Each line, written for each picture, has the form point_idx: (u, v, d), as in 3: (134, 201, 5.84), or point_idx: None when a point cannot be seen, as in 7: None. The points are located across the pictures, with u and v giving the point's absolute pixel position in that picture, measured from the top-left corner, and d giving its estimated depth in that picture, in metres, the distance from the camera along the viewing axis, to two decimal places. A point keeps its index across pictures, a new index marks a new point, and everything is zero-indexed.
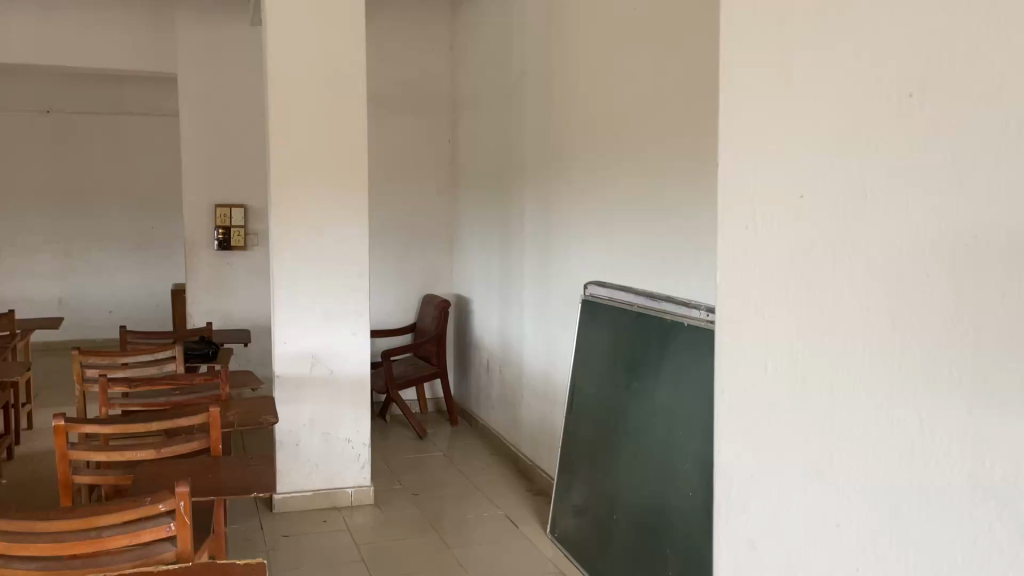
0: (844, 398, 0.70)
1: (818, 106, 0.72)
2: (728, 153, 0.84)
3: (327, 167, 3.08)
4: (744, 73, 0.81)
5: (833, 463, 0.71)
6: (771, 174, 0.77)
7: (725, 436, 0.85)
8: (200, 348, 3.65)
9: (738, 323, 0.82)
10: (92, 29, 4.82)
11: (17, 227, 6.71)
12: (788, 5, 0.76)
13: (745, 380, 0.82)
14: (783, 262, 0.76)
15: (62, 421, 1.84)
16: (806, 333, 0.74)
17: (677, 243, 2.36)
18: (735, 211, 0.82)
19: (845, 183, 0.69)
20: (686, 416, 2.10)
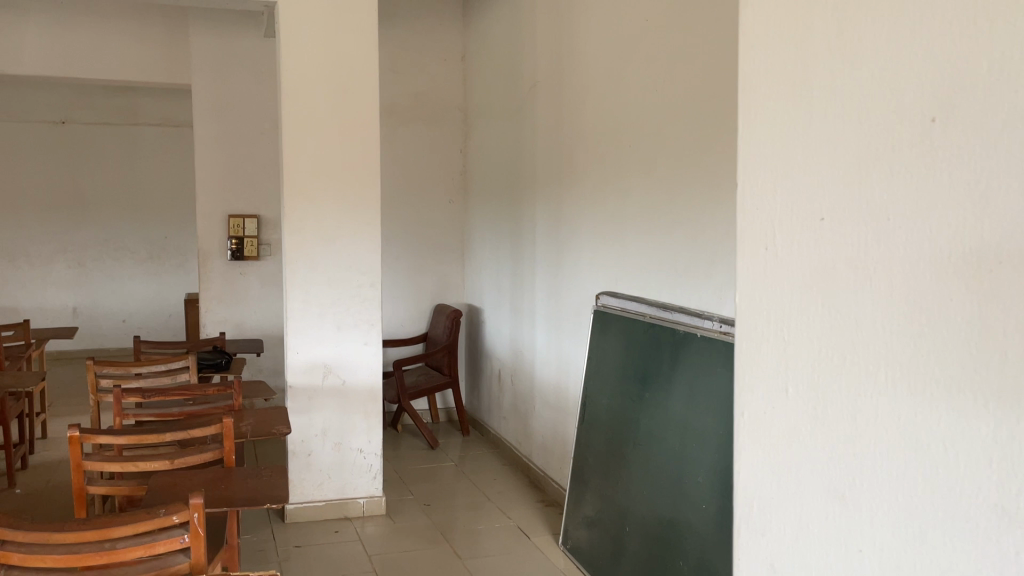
0: (866, 421, 0.70)
1: (837, 129, 0.73)
2: (746, 174, 0.84)
3: (340, 178, 3.09)
4: (762, 93, 0.82)
5: (855, 485, 0.72)
6: (790, 194, 0.78)
7: (745, 456, 0.86)
8: (213, 358, 3.67)
9: (757, 344, 0.83)
10: (107, 40, 4.87)
11: (33, 237, 6.76)
12: (806, 28, 0.77)
13: (766, 401, 0.82)
14: (802, 284, 0.77)
15: (77, 432, 1.85)
16: (826, 356, 0.74)
17: (689, 253, 2.35)
18: (755, 232, 0.83)
19: (865, 206, 0.70)
20: (700, 428, 2.09)
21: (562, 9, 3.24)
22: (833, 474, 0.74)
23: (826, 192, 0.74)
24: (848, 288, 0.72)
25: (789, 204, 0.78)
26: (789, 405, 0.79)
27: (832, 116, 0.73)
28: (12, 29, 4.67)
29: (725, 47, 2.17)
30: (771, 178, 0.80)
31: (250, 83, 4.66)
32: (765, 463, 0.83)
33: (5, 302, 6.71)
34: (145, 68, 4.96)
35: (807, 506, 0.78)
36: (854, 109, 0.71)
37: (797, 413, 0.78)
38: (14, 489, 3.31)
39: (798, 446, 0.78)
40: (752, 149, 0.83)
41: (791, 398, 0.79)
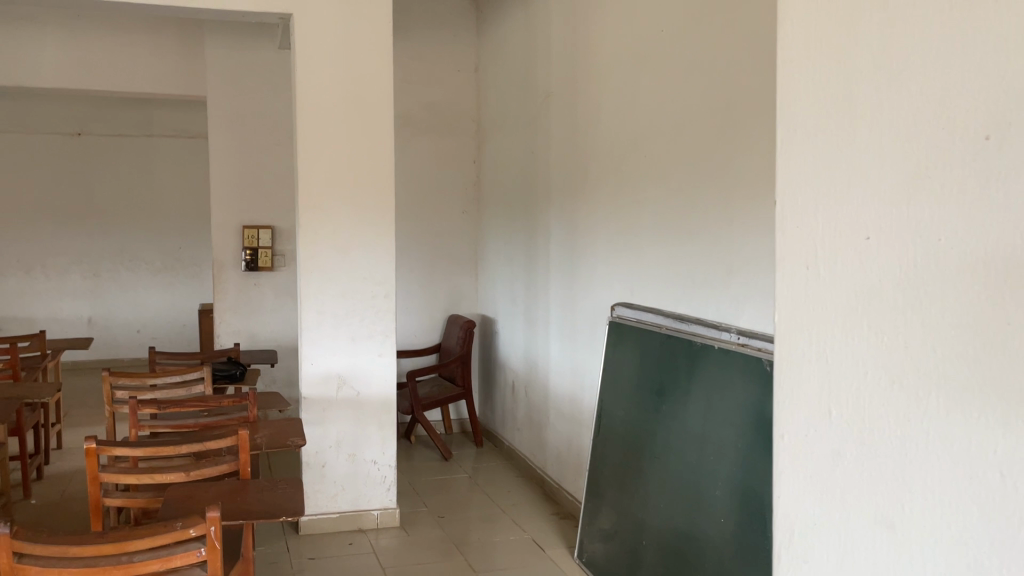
0: (917, 445, 0.70)
1: (883, 147, 0.73)
2: (786, 192, 0.84)
3: (355, 189, 3.10)
4: (802, 110, 0.81)
5: (904, 512, 0.71)
6: (833, 217, 0.78)
7: (785, 480, 0.85)
8: (228, 369, 3.67)
9: (799, 366, 0.82)
10: (123, 53, 4.91)
11: (49, 248, 6.81)
12: (849, 44, 0.76)
13: (807, 423, 0.82)
14: (846, 306, 0.76)
15: (94, 443, 1.85)
16: (873, 378, 0.74)
17: (706, 264, 2.33)
18: (795, 252, 0.82)
19: (915, 227, 0.69)
20: (717, 441, 2.07)
21: (576, 21, 3.24)
22: (880, 502, 0.73)
23: (872, 212, 0.73)
24: (896, 312, 0.71)
25: (833, 226, 0.78)
26: (832, 429, 0.79)
27: (878, 134, 0.73)
28: (30, 42, 4.72)
29: (741, 58, 2.16)
30: (814, 199, 0.80)
31: (264, 94, 4.68)
32: (807, 488, 0.82)
33: (21, 313, 6.75)
34: (160, 80, 5.00)
35: (853, 533, 0.77)
36: (901, 127, 0.71)
37: (842, 438, 0.78)
38: (29, 500, 3.31)
39: (842, 471, 0.78)
40: (791, 168, 0.83)
41: (836, 421, 0.78)
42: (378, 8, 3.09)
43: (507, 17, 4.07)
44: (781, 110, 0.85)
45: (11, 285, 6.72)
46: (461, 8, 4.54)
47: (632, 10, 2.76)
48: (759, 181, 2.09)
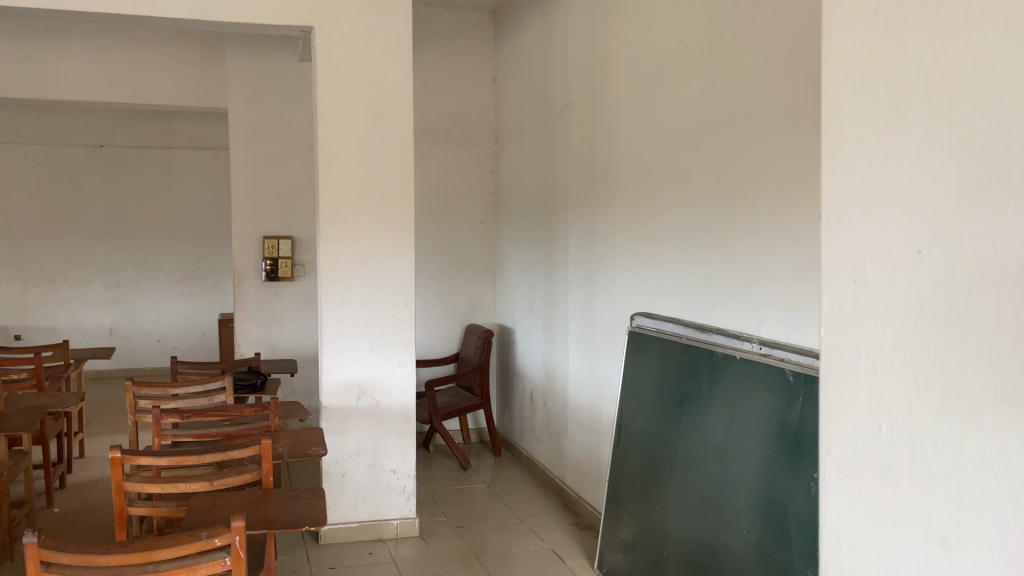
0: (972, 462, 0.70)
1: (933, 161, 0.73)
2: (830, 205, 0.84)
3: (375, 199, 3.11)
4: (846, 120, 0.81)
5: (959, 532, 0.71)
6: (881, 230, 0.78)
7: (831, 497, 0.84)
8: (249, 378, 3.69)
9: (845, 381, 0.82)
10: (145, 66, 4.96)
11: (71, 258, 6.89)
12: (897, 53, 0.76)
13: (854, 440, 0.81)
14: (896, 321, 0.76)
15: (118, 453, 1.87)
16: (925, 394, 0.73)
17: (727, 274, 2.32)
18: (840, 266, 0.82)
19: (967, 241, 0.69)
20: (740, 452, 2.06)
21: (595, 31, 3.25)
22: (933, 518, 0.73)
23: (924, 224, 0.73)
24: (949, 326, 0.71)
25: (880, 240, 0.78)
26: (882, 444, 0.78)
27: (928, 145, 0.73)
28: (55, 56, 4.78)
29: (762, 68, 2.16)
30: (860, 212, 0.80)
31: (284, 105, 4.72)
32: (854, 505, 0.82)
33: (44, 323, 6.83)
34: (181, 92, 5.05)
35: (904, 550, 0.76)
36: (952, 140, 0.71)
37: (892, 453, 0.77)
38: (53, 509, 3.34)
39: (892, 487, 0.77)
40: (836, 180, 0.83)
41: (885, 436, 0.78)
42: (398, 20, 3.11)
43: (525, 28, 4.09)
44: (824, 121, 0.85)
45: (34, 295, 6.79)
46: (479, 19, 4.56)
47: (651, 20, 2.77)
48: (781, 191, 2.08)
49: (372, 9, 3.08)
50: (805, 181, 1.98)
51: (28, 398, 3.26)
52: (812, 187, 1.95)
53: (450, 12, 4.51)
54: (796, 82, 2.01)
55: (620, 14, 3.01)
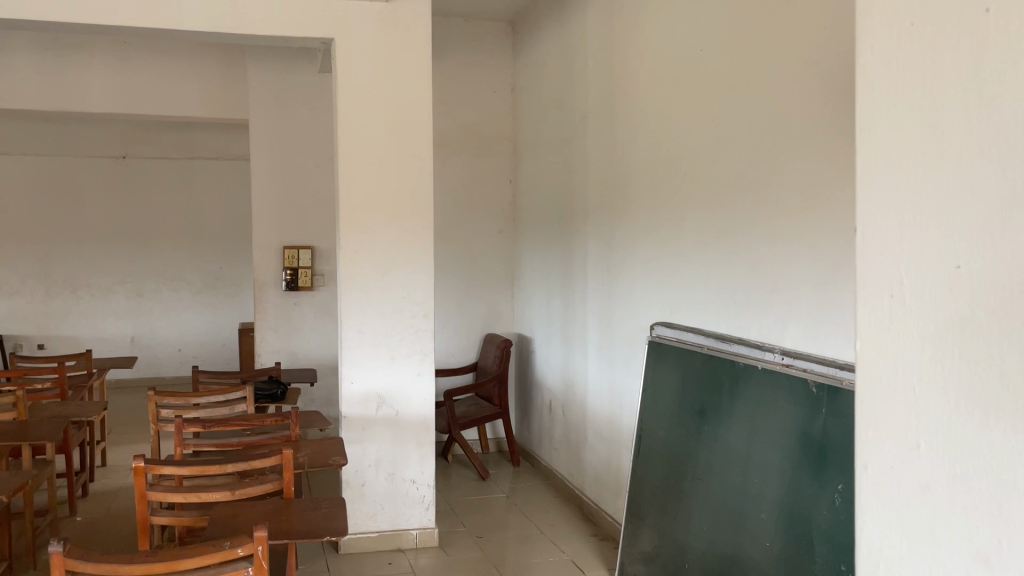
0: (1014, 477, 0.71)
1: (972, 179, 0.74)
2: (867, 220, 0.85)
3: (394, 210, 3.12)
4: (884, 137, 0.83)
5: (1001, 547, 0.72)
6: (920, 247, 0.79)
7: (869, 510, 0.86)
8: (269, 388, 3.71)
9: (884, 395, 0.84)
10: (168, 78, 5.02)
11: (94, 268, 6.96)
12: (936, 71, 0.78)
13: (893, 454, 0.83)
14: (937, 336, 0.77)
15: (142, 462, 1.88)
16: (965, 409, 0.75)
17: (749, 282, 2.31)
18: (878, 281, 0.84)
19: (1008, 258, 0.71)
20: (763, 463, 2.04)
21: (613, 41, 3.25)
22: (975, 533, 0.74)
23: (963, 241, 0.75)
24: (990, 343, 0.73)
25: (919, 257, 0.79)
26: (921, 459, 0.80)
27: (968, 163, 0.74)
28: (79, 69, 4.84)
29: (783, 76, 2.15)
30: (899, 228, 0.81)
31: (304, 116, 4.76)
32: (892, 520, 0.83)
33: (68, 332, 6.91)
34: (203, 104, 5.10)
35: (945, 564, 0.78)
36: (991, 159, 0.72)
37: (931, 468, 0.79)
38: (76, 517, 3.37)
39: (932, 501, 0.79)
40: (873, 196, 0.85)
41: (924, 450, 0.80)
42: (418, 32, 3.13)
43: (543, 38, 4.10)
44: (861, 138, 0.87)
45: (58, 305, 6.87)
46: (497, 30, 4.58)
47: (671, 30, 2.77)
48: (803, 200, 2.07)
49: (392, 20, 3.10)
50: (827, 190, 1.97)
51: (52, 407, 3.30)
52: (835, 196, 1.94)
53: (468, 22, 4.53)
54: (818, 90, 2.00)
55: (639, 23, 3.02)
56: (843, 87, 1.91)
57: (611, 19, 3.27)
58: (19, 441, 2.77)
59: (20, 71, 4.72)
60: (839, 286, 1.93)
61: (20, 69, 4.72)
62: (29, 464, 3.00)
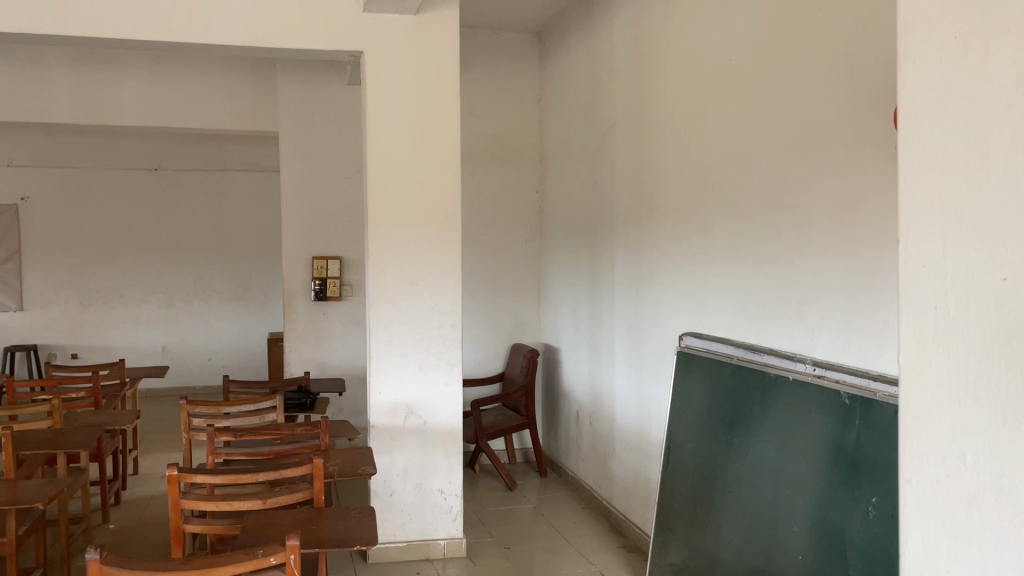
0: None
1: (1018, 191, 0.73)
2: (911, 232, 0.85)
3: (422, 221, 3.14)
4: (928, 149, 0.83)
5: None
6: (965, 259, 0.78)
7: (914, 525, 0.85)
8: (298, 397, 3.74)
9: (929, 408, 0.83)
10: (199, 91, 5.10)
11: (127, 279, 7.07)
12: (979, 83, 0.77)
13: (938, 468, 0.82)
14: (983, 348, 0.77)
15: (175, 471, 1.91)
16: (1013, 423, 0.74)
17: (779, 293, 2.29)
18: (923, 294, 0.83)
19: None
20: (795, 475, 2.01)
21: (641, 51, 3.25)
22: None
23: (1010, 254, 0.74)
24: None
25: (964, 269, 0.79)
26: (968, 475, 0.79)
27: (1014, 175, 0.74)
28: (113, 83, 4.94)
29: (813, 84, 2.13)
30: (943, 241, 0.81)
31: (333, 128, 4.81)
32: (938, 534, 0.82)
33: (101, 342, 7.02)
34: (234, 116, 5.17)
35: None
36: None
37: (979, 484, 0.78)
38: (109, 525, 3.41)
39: (980, 517, 0.77)
40: (917, 208, 0.84)
41: (971, 465, 0.78)
42: (446, 43, 3.15)
43: (570, 48, 4.11)
44: (905, 150, 0.86)
45: (91, 315, 6.99)
46: (524, 41, 4.60)
47: (698, 40, 2.77)
48: (833, 208, 2.06)
49: (419, 32, 3.13)
50: (859, 197, 1.95)
51: (86, 416, 3.35)
52: (867, 204, 1.92)
53: (495, 34, 4.55)
54: (849, 98, 1.99)
55: (666, 33, 3.02)
56: (874, 94, 1.90)
57: (638, 30, 3.27)
58: (55, 449, 2.81)
59: (57, 85, 4.83)
60: (872, 295, 1.91)
61: (56, 84, 4.83)
62: (63, 472, 3.05)
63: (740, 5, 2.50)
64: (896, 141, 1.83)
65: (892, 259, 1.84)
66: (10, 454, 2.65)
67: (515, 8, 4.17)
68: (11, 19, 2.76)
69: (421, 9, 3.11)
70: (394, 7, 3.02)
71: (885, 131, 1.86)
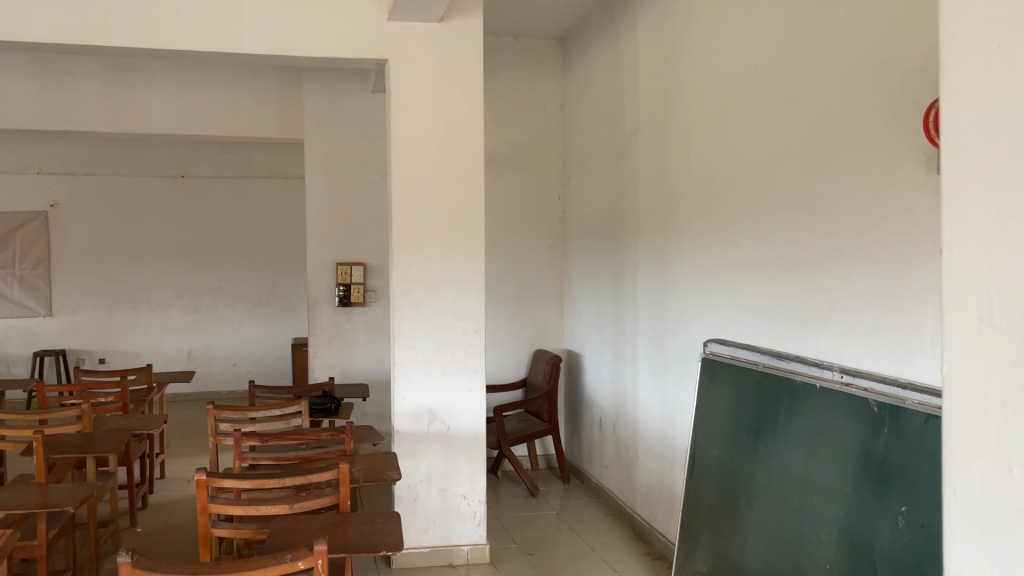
0: None
1: None
2: (954, 242, 0.84)
3: (446, 228, 3.16)
4: (971, 158, 0.82)
5: None
6: (1010, 269, 0.78)
7: (958, 538, 0.84)
8: (323, 403, 3.77)
9: (973, 419, 0.82)
10: (225, 99, 5.16)
11: (153, 285, 7.16)
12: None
13: (982, 480, 0.81)
14: None
15: (204, 475, 1.93)
16: None
17: (806, 299, 2.28)
18: (966, 304, 0.83)
19: None
20: (822, 483, 2.00)
21: (664, 57, 3.25)
22: None
23: None
24: None
25: (1009, 279, 0.78)
26: (1013, 486, 0.78)
27: None
28: (141, 91, 5.01)
29: (840, 90, 2.12)
30: (987, 249, 0.80)
31: (357, 135, 4.85)
32: (982, 546, 0.82)
33: (128, 347, 7.10)
34: (259, 123, 5.22)
35: None
36: None
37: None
38: (137, 528, 3.45)
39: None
40: (961, 217, 0.84)
41: (1017, 476, 0.78)
42: (470, 50, 3.17)
43: (592, 54, 4.12)
44: (949, 159, 0.86)
45: (119, 320, 7.07)
46: (547, 47, 4.61)
47: (723, 46, 2.76)
48: (861, 214, 2.04)
49: (444, 40, 3.15)
50: (887, 203, 1.94)
51: (115, 421, 3.39)
52: (896, 209, 1.91)
53: (518, 41, 4.57)
54: (877, 104, 1.98)
55: (690, 39, 3.02)
56: (903, 99, 1.88)
57: (662, 35, 3.27)
58: (85, 453, 2.85)
59: (87, 94, 4.91)
60: (901, 302, 1.89)
61: (86, 93, 4.90)
62: (92, 476, 3.08)
63: (766, 10, 2.49)
64: (925, 147, 1.82)
65: (922, 265, 1.82)
66: (42, 458, 2.69)
67: (537, 15, 4.18)
68: (43, 30, 2.81)
69: (445, 16, 3.13)
70: (419, 15, 3.04)
71: (914, 136, 1.85)
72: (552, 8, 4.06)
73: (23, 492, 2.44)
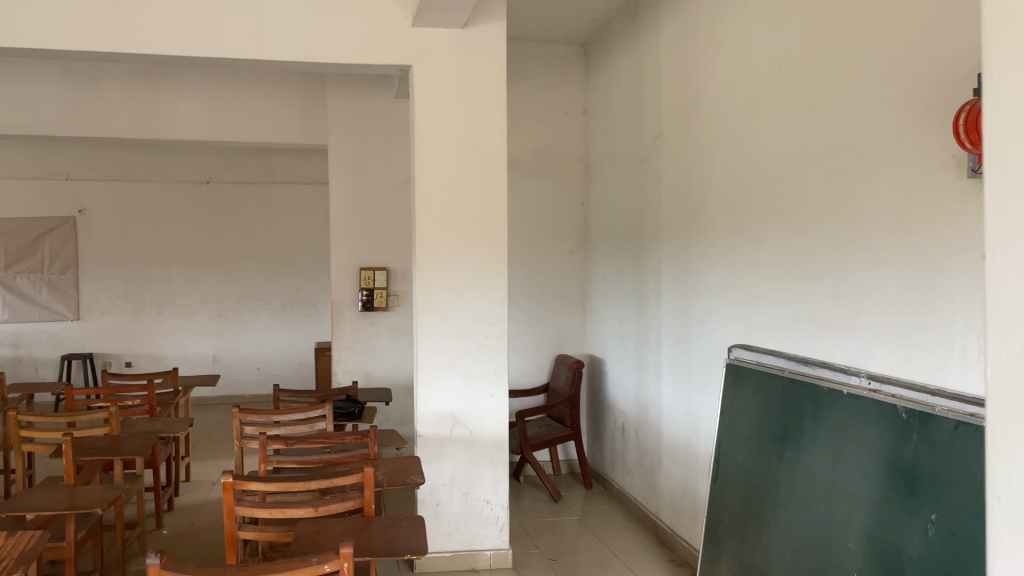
0: None
1: None
2: (998, 248, 0.84)
3: (469, 233, 3.16)
4: (1014, 163, 0.82)
5: None
6: None
7: (1003, 547, 0.84)
8: (346, 407, 3.79)
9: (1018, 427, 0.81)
10: (250, 105, 5.21)
11: (179, 289, 7.23)
12: None
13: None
14: None
15: (230, 478, 1.94)
16: None
17: (832, 305, 2.26)
18: (1009, 310, 0.82)
19: None
20: (849, 491, 1.98)
21: (688, 62, 3.24)
22: None
23: None
24: None
25: None
26: None
27: None
28: (168, 98, 5.07)
29: (867, 93, 2.11)
30: None
31: (380, 140, 4.88)
32: None
33: (154, 351, 7.18)
34: (284, 129, 5.27)
35: None
36: None
37: None
38: (163, 530, 3.48)
39: None
40: (1004, 223, 0.83)
41: None
42: (493, 56, 3.18)
43: (615, 59, 4.11)
44: (992, 164, 0.85)
45: (145, 324, 7.15)
46: (569, 52, 4.61)
47: (748, 50, 2.75)
48: (889, 218, 2.03)
49: (468, 45, 3.16)
50: (916, 207, 1.92)
51: (142, 424, 3.43)
52: (925, 213, 1.89)
53: (541, 46, 4.57)
54: (904, 107, 1.96)
55: (714, 43, 3.01)
56: (932, 103, 1.87)
57: (686, 41, 3.26)
58: (113, 455, 2.88)
59: (115, 101, 4.98)
60: (930, 307, 1.87)
61: (114, 99, 4.97)
62: (120, 478, 3.12)
63: (792, 13, 2.48)
64: (955, 150, 1.80)
65: (952, 270, 1.80)
66: (71, 460, 2.72)
67: (560, 20, 4.18)
68: (74, 38, 2.86)
69: (468, 22, 3.14)
70: (443, 21, 3.06)
71: (944, 139, 1.83)
72: (575, 13, 4.06)
73: (53, 493, 2.47)
